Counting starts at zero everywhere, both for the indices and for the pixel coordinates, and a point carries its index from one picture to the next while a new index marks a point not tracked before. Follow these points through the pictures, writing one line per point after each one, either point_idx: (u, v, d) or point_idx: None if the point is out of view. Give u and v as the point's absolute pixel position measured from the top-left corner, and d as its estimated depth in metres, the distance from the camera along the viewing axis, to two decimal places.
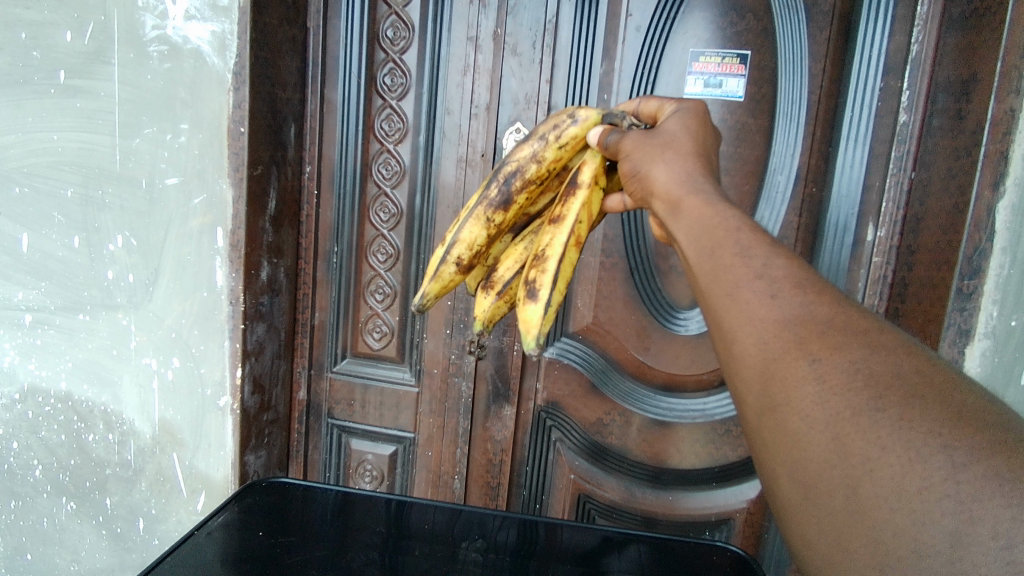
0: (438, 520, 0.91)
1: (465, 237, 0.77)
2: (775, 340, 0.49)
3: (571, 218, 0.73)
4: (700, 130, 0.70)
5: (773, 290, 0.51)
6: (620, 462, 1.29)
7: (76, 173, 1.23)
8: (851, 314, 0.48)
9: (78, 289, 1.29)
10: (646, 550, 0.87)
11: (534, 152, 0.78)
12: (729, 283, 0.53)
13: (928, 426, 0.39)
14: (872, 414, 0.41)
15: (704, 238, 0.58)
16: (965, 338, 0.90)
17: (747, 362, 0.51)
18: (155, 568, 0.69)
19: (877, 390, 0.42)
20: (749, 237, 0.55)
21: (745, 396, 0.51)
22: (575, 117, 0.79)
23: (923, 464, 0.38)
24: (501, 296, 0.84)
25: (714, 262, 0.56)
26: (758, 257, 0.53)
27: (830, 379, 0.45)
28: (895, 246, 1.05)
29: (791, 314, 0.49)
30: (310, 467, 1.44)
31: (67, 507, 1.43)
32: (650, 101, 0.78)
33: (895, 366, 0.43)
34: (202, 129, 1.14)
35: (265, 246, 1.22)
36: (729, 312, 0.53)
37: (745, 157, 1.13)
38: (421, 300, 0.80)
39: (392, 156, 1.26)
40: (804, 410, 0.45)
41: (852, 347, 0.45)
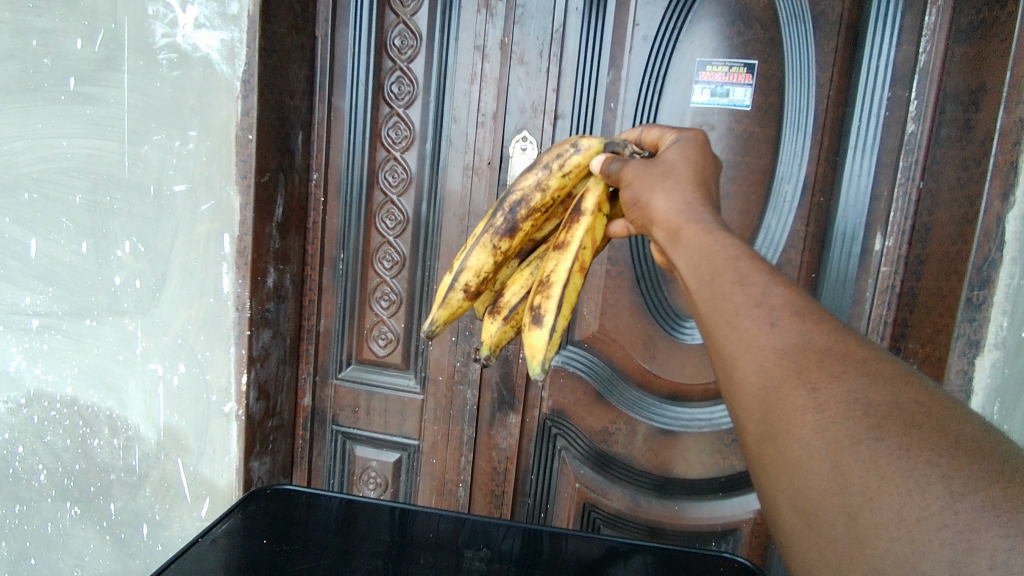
0: (442, 529, 0.91)
1: (472, 265, 0.77)
2: (775, 368, 0.49)
3: (576, 244, 0.73)
4: (699, 159, 0.70)
5: (771, 319, 0.51)
6: (625, 471, 1.29)
7: (84, 179, 1.24)
8: (849, 343, 0.48)
9: (85, 295, 1.30)
10: (652, 560, 0.87)
11: (539, 181, 0.78)
12: (728, 312, 0.54)
13: (926, 457, 0.39)
14: (871, 443, 0.41)
15: (704, 266, 0.58)
16: (974, 348, 0.89)
17: (748, 393, 0.50)
18: (160, 574, 0.69)
19: (876, 419, 0.42)
20: (748, 266, 0.55)
21: (745, 422, 0.51)
22: (578, 145, 0.79)
23: (922, 493, 0.38)
24: (508, 321, 0.84)
25: (714, 289, 0.56)
26: (758, 285, 0.54)
27: (829, 407, 0.44)
28: (904, 255, 1.05)
29: (789, 343, 0.49)
30: (314, 474, 1.44)
31: (71, 512, 1.43)
32: (651, 130, 0.79)
33: (892, 397, 0.43)
34: (210, 135, 1.15)
35: (272, 253, 1.22)
36: (729, 343, 0.53)
37: (752, 166, 1.13)
38: (430, 327, 0.80)
39: (399, 163, 1.26)
40: (802, 437, 0.45)
41: (852, 375, 0.45)
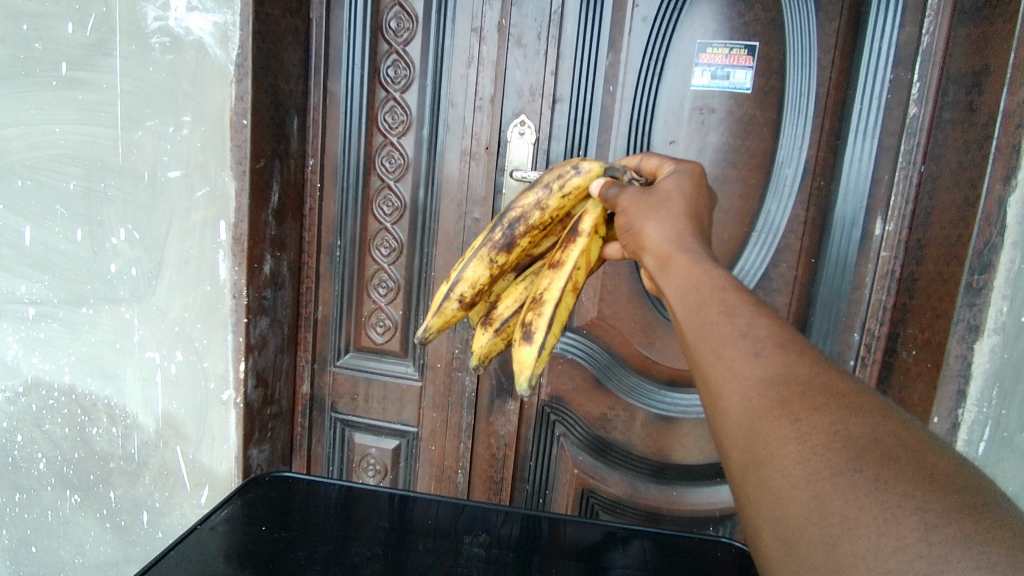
0: (441, 515, 0.91)
1: (468, 276, 0.77)
2: (759, 398, 0.49)
3: (570, 264, 0.73)
4: (694, 192, 0.71)
5: (757, 349, 0.51)
6: (623, 457, 1.29)
7: (78, 166, 1.22)
8: (831, 375, 0.48)
9: (81, 283, 1.29)
10: (650, 546, 0.87)
11: (538, 201, 0.77)
12: (715, 340, 0.54)
13: (902, 489, 0.38)
14: (850, 474, 0.41)
15: (691, 295, 0.58)
16: (973, 334, 0.89)
17: (732, 421, 0.50)
18: (156, 564, 0.69)
19: (855, 451, 0.42)
20: (735, 297, 0.56)
21: (729, 451, 0.50)
22: (579, 167, 0.78)
23: (899, 524, 0.37)
24: (498, 333, 0.84)
25: (701, 317, 0.56)
26: (743, 315, 0.54)
27: (811, 438, 0.44)
28: (904, 240, 1.05)
29: (774, 374, 0.49)
30: (313, 461, 1.44)
31: (71, 500, 1.44)
32: (650, 159, 0.81)
33: (872, 429, 0.43)
34: (205, 121, 1.14)
35: (268, 240, 1.21)
36: (714, 371, 0.52)
37: (752, 150, 1.12)
38: (423, 334, 0.80)
39: (395, 149, 1.25)
40: (784, 467, 0.44)
41: (833, 407, 0.45)
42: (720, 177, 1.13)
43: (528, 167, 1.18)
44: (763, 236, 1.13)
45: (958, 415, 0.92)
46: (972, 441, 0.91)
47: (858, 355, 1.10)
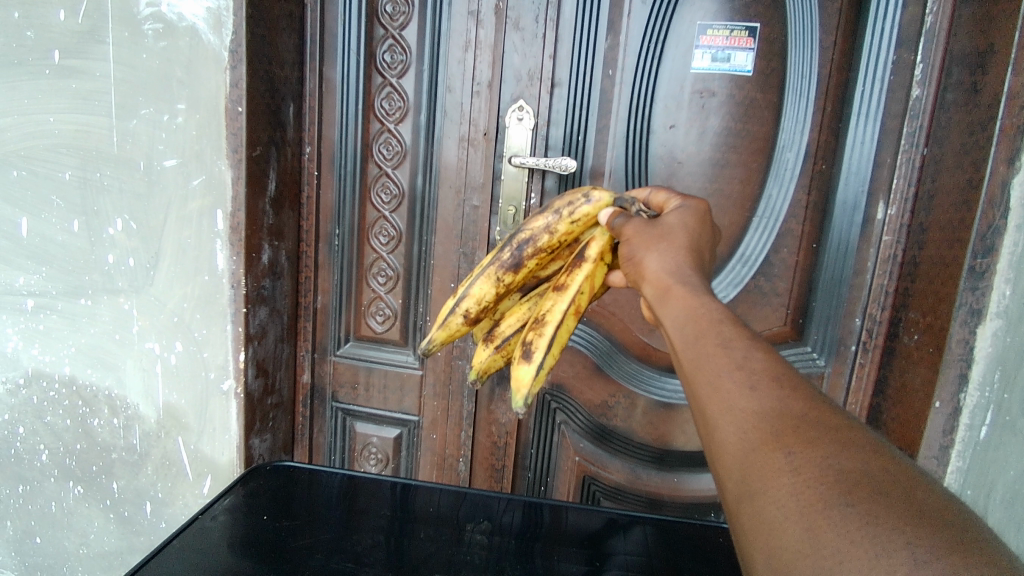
0: (443, 503, 0.91)
1: (475, 293, 0.80)
2: (754, 430, 0.49)
3: (574, 288, 0.75)
4: (698, 228, 0.71)
5: (751, 382, 0.52)
6: (624, 444, 1.29)
7: (73, 156, 1.22)
8: (824, 410, 0.49)
9: (79, 274, 1.29)
10: (651, 532, 0.87)
11: (548, 224, 0.79)
12: (711, 372, 0.54)
13: (892, 521, 0.38)
14: (841, 507, 0.40)
15: (689, 326, 0.59)
16: (976, 317, 0.88)
17: (728, 452, 0.50)
18: (158, 553, 0.71)
19: (847, 485, 0.42)
20: (731, 329, 0.57)
21: (726, 483, 0.50)
22: (589, 196, 0.79)
23: (887, 557, 0.36)
24: (498, 350, 0.85)
25: (697, 349, 0.57)
26: (739, 347, 0.55)
27: (804, 471, 0.44)
28: (906, 224, 1.04)
29: (768, 408, 0.50)
30: (315, 450, 1.44)
31: (74, 492, 1.44)
32: (659, 193, 0.80)
33: (863, 464, 0.43)
34: (200, 109, 1.13)
35: (266, 228, 1.20)
36: (710, 402, 0.53)
37: (753, 134, 1.10)
38: (427, 346, 0.82)
39: (393, 136, 1.24)
40: (778, 499, 0.44)
41: (825, 441, 0.45)
42: (721, 161, 1.12)
43: (526, 153, 1.17)
44: (764, 222, 1.12)
45: (959, 399, 0.91)
46: (974, 425, 0.91)
47: (860, 340, 1.10)
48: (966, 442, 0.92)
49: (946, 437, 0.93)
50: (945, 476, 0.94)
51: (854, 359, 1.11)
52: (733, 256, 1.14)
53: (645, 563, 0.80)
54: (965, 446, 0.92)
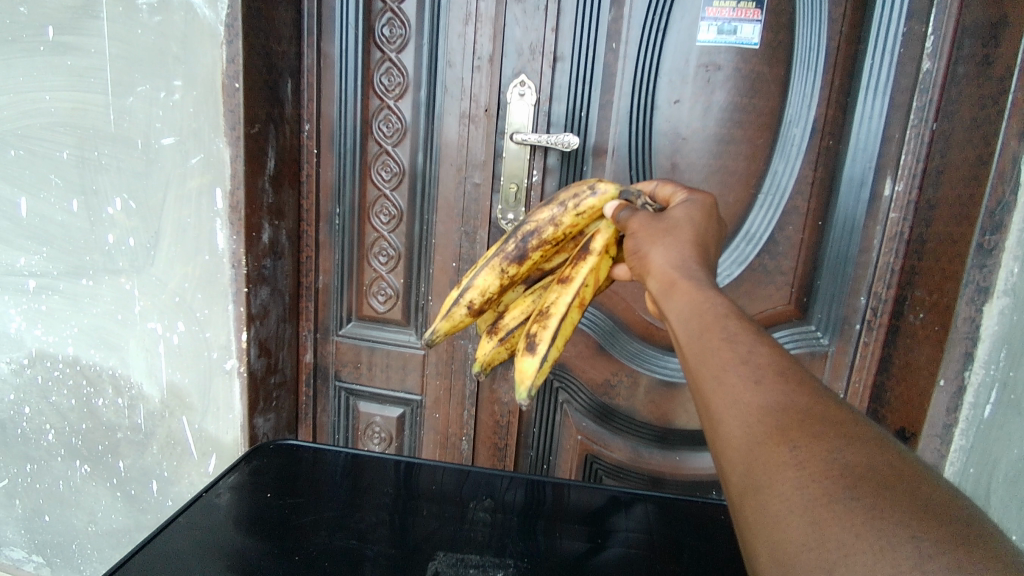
0: (445, 481, 0.91)
1: (478, 284, 0.77)
2: (759, 424, 0.48)
3: (579, 281, 0.73)
4: (704, 221, 0.70)
5: (757, 376, 0.51)
6: (627, 423, 1.29)
7: (70, 134, 1.20)
8: (828, 405, 0.48)
9: (79, 254, 1.28)
10: (652, 510, 0.87)
11: (553, 216, 0.78)
12: (716, 366, 0.53)
13: (897, 517, 0.38)
14: (847, 501, 0.40)
15: (693, 321, 0.59)
16: (983, 295, 0.88)
17: (732, 445, 0.49)
18: (163, 530, 0.72)
19: (852, 479, 0.41)
20: (736, 325, 0.56)
21: (728, 476, 0.49)
22: (595, 188, 0.78)
23: (894, 552, 0.36)
24: (503, 342, 0.85)
25: (702, 343, 0.56)
26: (744, 342, 0.54)
27: (810, 465, 0.44)
28: (913, 201, 1.02)
29: (773, 402, 0.49)
30: (319, 430, 1.45)
31: (81, 471, 1.45)
32: (665, 186, 0.79)
33: (868, 458, 0.43)
34: (197, 86, 1.11)
35: (266, 208, 1.19)
36: (714, 395, 0.52)
37: (759, 109, 1.08)
38: (430, 337, 0.81)
39: (393, 112, 1.22)
40: (783, 493, 0.44)
41: (831, 435, 0.45)
42: (726, 137, 1.10)
43: (528, 129, 1.15)
44: (769, 199, 1.11)
45: (964, 377, 0.91)
46: (978, 403, 0.91)
47: (864, 319, 1.09)
48: (969, 421, 0.92)
49: (949, 415, 0.93)
50: (947, 454, 0.94)
51: (858, 337, 1.10)
52: (737, 234, 1.13)
53: (646, 540, 0.80)
54: (969, 424, 0.92)
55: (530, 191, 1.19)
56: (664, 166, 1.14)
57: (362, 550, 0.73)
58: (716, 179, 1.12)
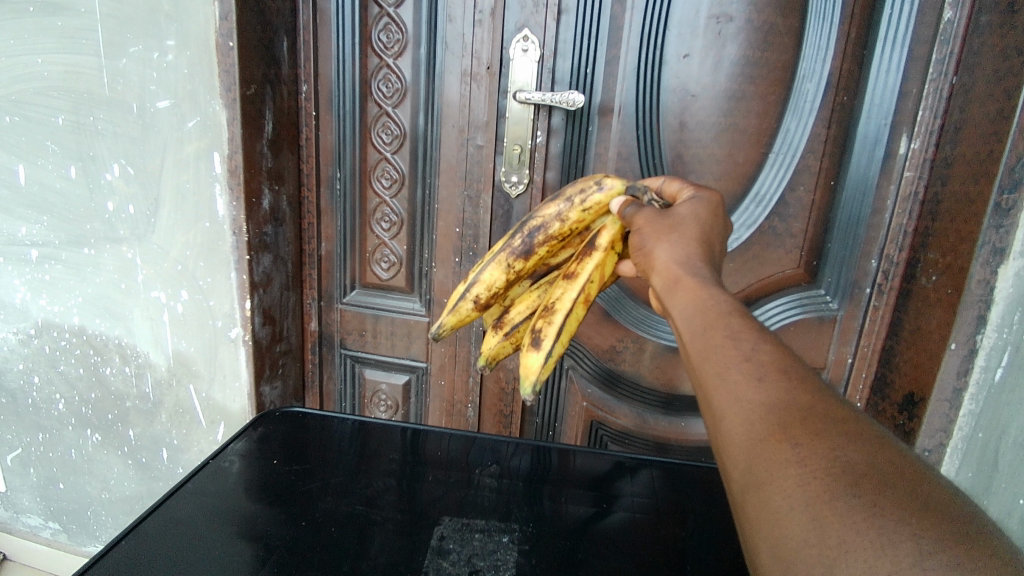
0: (452, 447, 0.91)
1: (485, 279, 0.78)
2: (760, 421, 0.47)
3: (584, 277, 0.73)
4: (709, 220, 0.68)
5: (759, 375, 0.50)
6: (632, 389, 1.28)
7: (65, 99, 1.18)
8: (830, 403, 0.47)
9: (80, 223, 1.27)
10: (658, 475, 0.87)
11: (559, 212, 0.76)
12: (718, 363, 0.52)
13: (897, 513, 0.37)
14: (848, 498, 0.39)
15: (696, 317, 0.57)
16: (999, 257, 0.86)
17: (733, 442, 0.48)
18: (174, 492, 0.73)
19: (853, 476, 0.41)
20: (740, 322, 0.55)
21: (730, 473, 0.49)
22: (602, 183, 0.76)
23: (893, 548, 0.35)
24: (508, 336, 0.83)
25: (705, 340, 0.55)
26: (746, 340, 0.53)
27: (811, 462, 0.43)
28: (929, 159, 0.99)
29: (776, 400, 0.48)
30: (326, 397, 1.45)
31: (92, 439, 1.47)
32: (673, 183, 0.77)
33: (869, 456, 0.42)
34: (190, 46, 1.09)
35: (265, 172, 1.17)
36: (717, 393, 0.51)
37: (771, 63, 1.04)
38: (437, 331, 0.81)
39: (392, 71, 1.19)
40: (784, 489, 0.43)
41: (833, 433, 0.44)
42: (737, 93, 1.06)
43: (532, 88, 1.12)
44: (781, 158, 1.08)
45: (976, 341, 0.89)
46: (990, 367, 0.88)
47: (875, 283, 1.07)
48: (980, 385, 0.90)
49: (959, 379, 0.91)
50: (956, 419, 0.93)
51: (868, 302, 1.09)
52: (747, 196, 1.11)
53: (652, 504, 0.80)
54: (979, 388, 0.90)
55: (534, 152, 1.16)
56: (672, 125, 1.11)
57: (369, 515, 0.73)
58: (726, 139, 1.09)
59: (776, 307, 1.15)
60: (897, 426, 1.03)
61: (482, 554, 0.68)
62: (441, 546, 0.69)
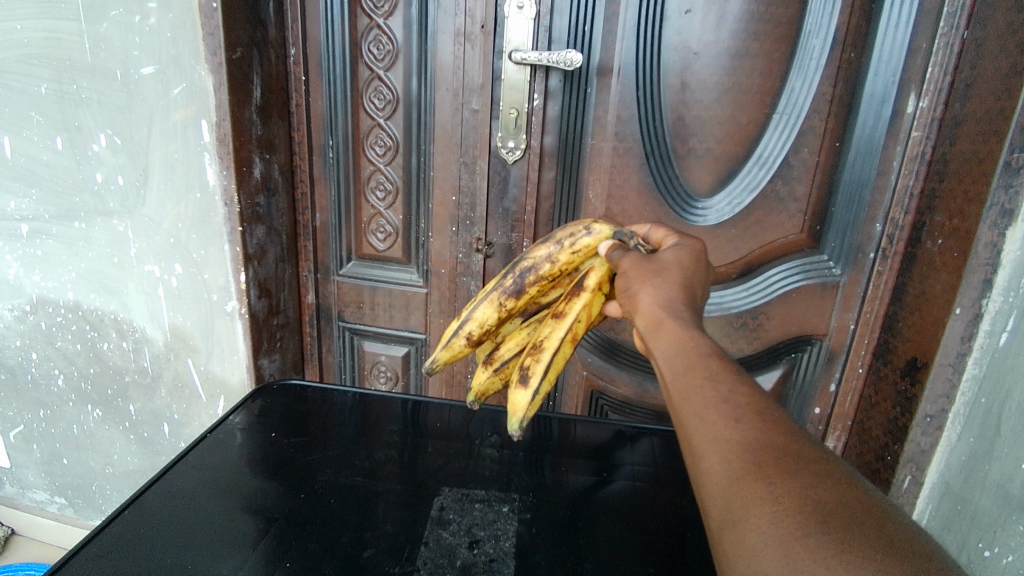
0: (452, 418, 0.90)
1: (477, 317, 0.76)
2: (738, 461, 0.46)
3: (572, 316, 0.72)
4: (694, 266, 0.67)
5: (736, 415, 0.49)
6: (632, 358, 1.27)
7: (47, 68, 1.15)
8: (803, 443, 0.46)
9: (69, 196, 1.24)
10: (658, 444, 0.86)
11: (549, 254, 0.75)
12: (698, 405, 0.51)
13: (864, 551, 0.36)
14: (818, 536, 0.38)
15: (677, 358, 0.56)
16: (1007, 218, 0.83)
17: (711, 479, 0.47)
18: (177, 462, 0.73)
19: (823, 514, 0.40)
20: (718, 363, 0.54)
21: (707, 513, 0.47)
22: (591, 228, 0.75)
23: None
24: (497, 372, 0.82)
25: (685, 381, 0.53)
26: (726, 381, 0.52)
27: (784, 500, 0.42)
28: (938, 117, 0.96)
29: (752, 439, 0.47)
30: (325, 369, 1.45)
31: (93, 415, 1.46)
32: (659, 229, 0.76)
33: (838, 495, 0.41)
34: (172, 8, 1.05)
35: (255, 140, 1.14)
36: (697, 433, 0.50)
37: (776, 18, 1.01)
38: (430, 366, 0.78)
39: (383, 32, 1.15)
40: (758, 528, 0.42)
41: (805, 473, 0.43)
42: (741, 51, 1.03)
43: (528, 48, 1.09)
44: (785, 118, 1.05)
45: (981, 306, 0.87)
46: (995, 331, 0.86)
47: (879, 247, 1.05)
48: (984, 349, 0.87)
49: (964, 344, 0.89)
50: (959, 384, 0.91)
51: (872, 267, 1.07)
52: (750, 158, 1.09)
53: (651, 473, 0.79)
54: (983, 353, 0.87)
55: (531, 116, 1.14)
56: (673, 85, 1.08)
57: (371, 487, 0.72)
58: (729, 99, 1.06)
59: (778, 274, 1.13)
60: (899, 392, 1.02)
61: (482, 524, 0.68)
62: (441, 516, 0.68)
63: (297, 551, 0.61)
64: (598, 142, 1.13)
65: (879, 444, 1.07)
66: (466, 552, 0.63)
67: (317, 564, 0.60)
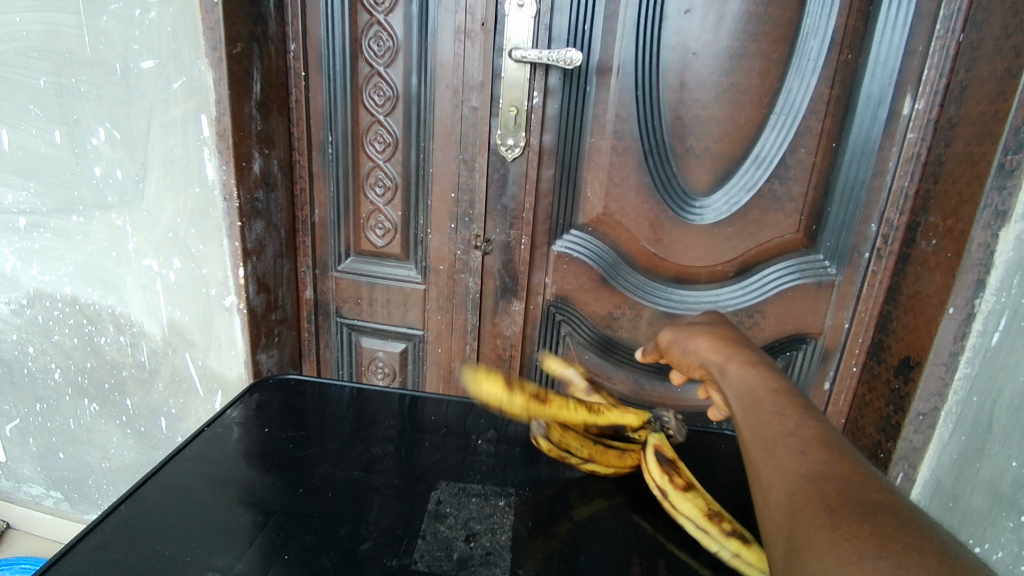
0: (449, 413, 0.91)
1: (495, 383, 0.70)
2: (801, 491, 0.46)
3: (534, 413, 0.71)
4: (734, 338, 0.74)
5: (803, 449, 0.50)
6: (628, 357, 1.26)
7: (46, 61, 1.15)
8: (867, 479, 0.46)
9: (67, 189, 1.24)
10: None
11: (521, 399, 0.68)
12: (768, 440, 0.53)
13: None
14: (874, 559, 0.37)
15: (749, 398, 0.60)
16: (1001, 219, 0.84)
17: (775, 511, 0.47)
18: (173, 457, 0.74)
19: (881, 539, 0.38)
20: (785, 400, 0.57)
21: (770, 548, 0.46)
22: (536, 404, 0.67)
23: None
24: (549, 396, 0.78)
25: (757, 417, 0.57)
26: (795, 418, 0.54)
27: (843, 526, 0.41)
28: (933, 119, 0.97)
29: (816, 469, 0.47)
30: (323, 364, 1.45)
31: (90, 409, 1.47)
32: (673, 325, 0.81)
33: (897, 523, 0.40)
34: (172, 2, 1.05)
35: (255, 135, 1.15)
36: (764, 467, 0.51)
37: (774, 19, 1.01)
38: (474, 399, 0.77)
39: (383, 29, 1.16)
40: (816, 554, 0.40)
41: (865, 502, 0.43)
42: (739, 52, 1.04)
43: (528, 46, 1.09)
44: (782, 119, 1.06)
45: (974, 305, 0.88)
46: (987, 331, 0.87)
47: (875, 247, 1.06)
48: (976, 349, 0.88)
49: (956, 343, 0.90)
50: (952, 383, 0.91)
51: (867, 267, 1.08)
52: (748, 157, 1.09)
53: None
54: (976, 352, 0.89)
55: (530, 114, 1.14)
56: (672, 85, 1.08)
57: (367, 481, 0.73)
58: (727, 99, 1.07)
59: (774, 273, 1.14)
60: (892, 389, 1.03)
61: (479, 517, 0.68)
62: (437, 510, 0.69)
63: (295, 544, 0.61)
64: (597, 140, 1.14)
65: (872, 442, 1.08)
66: (462, 545, 0.64)
67: (314, 557, 0.60)
